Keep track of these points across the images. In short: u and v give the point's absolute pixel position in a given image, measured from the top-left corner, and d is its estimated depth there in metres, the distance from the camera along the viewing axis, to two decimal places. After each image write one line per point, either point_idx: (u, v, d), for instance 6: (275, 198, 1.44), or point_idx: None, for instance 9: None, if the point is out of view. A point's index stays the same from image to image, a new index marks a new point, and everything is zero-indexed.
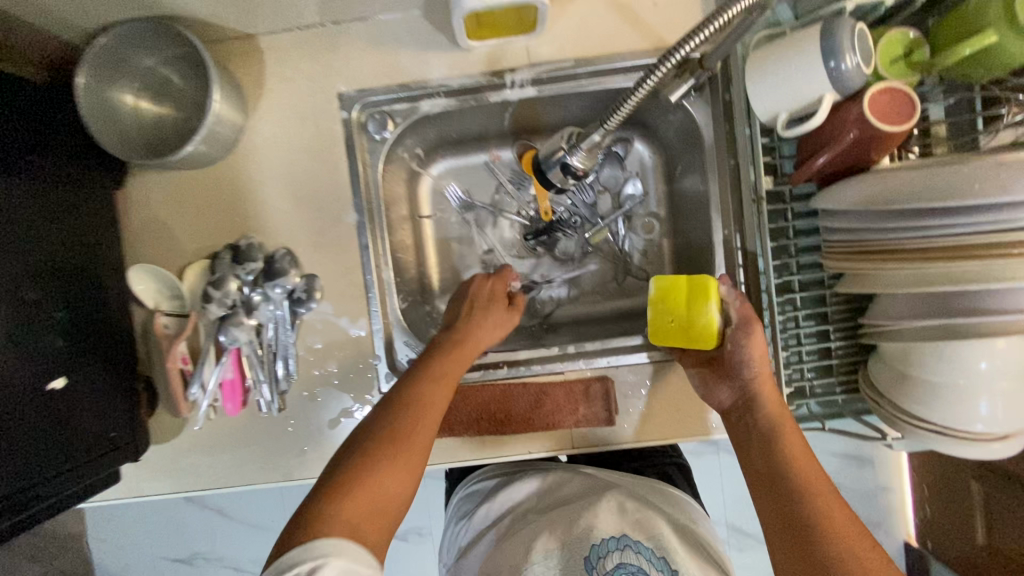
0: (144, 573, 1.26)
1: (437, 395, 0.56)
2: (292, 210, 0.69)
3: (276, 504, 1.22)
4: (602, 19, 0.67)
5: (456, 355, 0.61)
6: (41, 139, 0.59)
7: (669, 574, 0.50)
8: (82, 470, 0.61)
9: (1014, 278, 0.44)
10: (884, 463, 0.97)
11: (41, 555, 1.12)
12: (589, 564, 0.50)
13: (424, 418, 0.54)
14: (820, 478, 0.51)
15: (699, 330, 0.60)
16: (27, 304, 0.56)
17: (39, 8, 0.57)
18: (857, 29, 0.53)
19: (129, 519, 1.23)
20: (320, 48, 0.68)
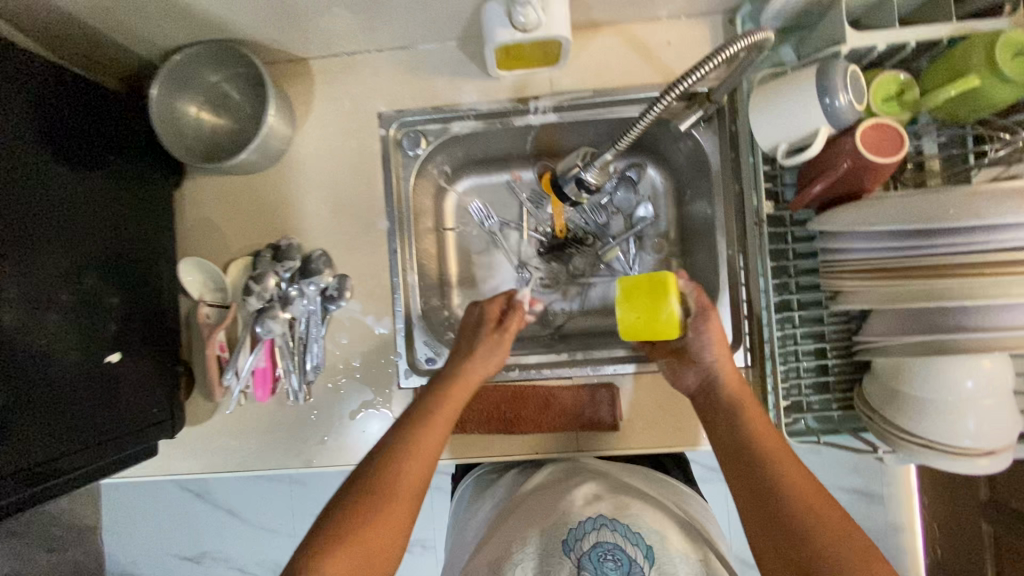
0: (153, 569, 1.29)
1: (427, 441, 0.58)
2: (329, 216, 0.76)
3: (286, 508, 1.25)
4: (620, 55, 0.73)
5: (447, 397, 0.62)
6: (117, 142, 0.67)
7: (646, 549, 0.52)
8: (128, 441, 0.66)
9: (986, 295, 0.49)
10: (895, 498, 0.98)
11: (57, 544, 1.19)
12: (566, 546, 0.52)
13: (413, 467, 0.55)
14: (779, 447, 0.54)
15: (664, 322, 0.60)
16: (90, 288, 0.62)
17: (130, 32, 0.66)
18: (850, 71, 0.58)
19: (144, 514, 1.27)
20: (365, 73, 0.76)
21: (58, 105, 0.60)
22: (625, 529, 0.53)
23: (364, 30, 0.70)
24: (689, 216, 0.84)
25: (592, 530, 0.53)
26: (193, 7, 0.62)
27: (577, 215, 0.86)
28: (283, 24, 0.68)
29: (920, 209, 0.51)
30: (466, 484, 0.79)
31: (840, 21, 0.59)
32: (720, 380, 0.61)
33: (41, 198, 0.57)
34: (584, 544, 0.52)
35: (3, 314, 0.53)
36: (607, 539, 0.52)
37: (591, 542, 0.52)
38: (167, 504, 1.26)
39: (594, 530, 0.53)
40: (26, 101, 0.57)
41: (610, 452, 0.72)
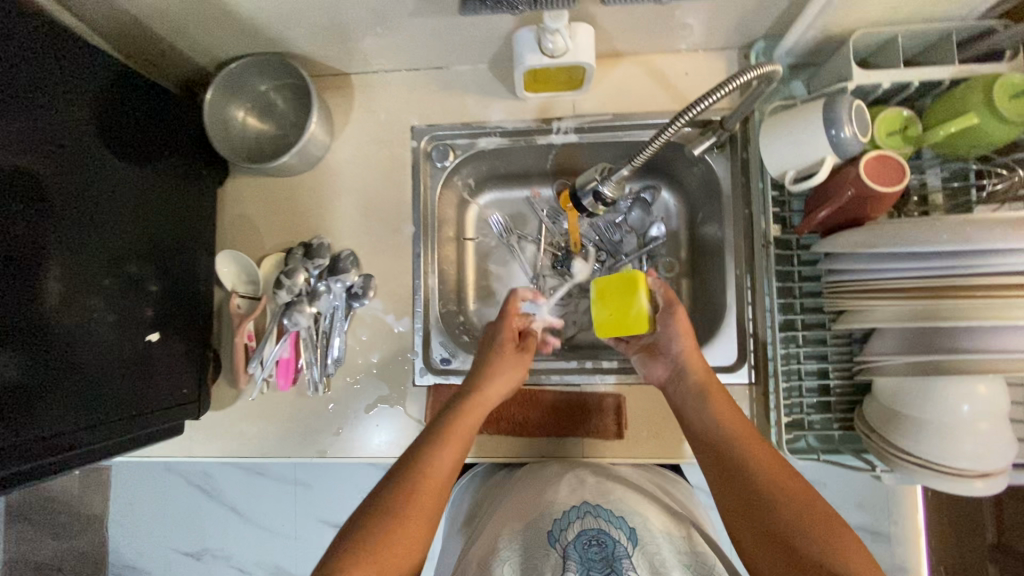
0: (155, 563, 1.30)
1: (447, 456, 0.61)
2: (359, 219, 0.81)
3: (289, 510, 1.25)
4: (640, 82, 0.78)
5: (466, 415, 0.65)
6: (171, 140, 0.73)
7: (628, 530, 0.58)
8: (158, 416, 0.70)
9: (982, 317, 0.53)
10: (900, 536, 0.93)
11: (65, 532, 1.29)
12: (552, 537, 0.58)
13: (433, 475, 0.59)
14: (757, 443, 0.58)
15: (634, 317, 0.67)
16: (135, 271, 0.67)
17: (193, 41, 0.73)
18: (856, 106, 0.62)
19: (149, 508, 1.28)
20: (401, 89, 0.82)
21: (122, 105, 0.66)
22: (606, 515, 0.59)
23: (404, 50, 0.76)
24: (700, 238, 0.87)
25: (575, 518, 0.59)
26: (253, 23, 0.69)
27: (592, 232, 0.90)
28: (331, 41, 0.74)
29: (922, 231, 0.53)
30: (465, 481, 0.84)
31: (847, 60, 0.64)
32: (684, 368, 0.67)
33: (98, 185, 0.63)
34: (567, 534, 0.57)
35: (53, 286, 0.57)
36: (590, 525, 0.58)
37: (575, 530, 0.58)
38: (173, 498, 1.27)
39: (578, 517, 0.59)
40: (93, 97, 0.62)
41: (614, 459, 0.75)
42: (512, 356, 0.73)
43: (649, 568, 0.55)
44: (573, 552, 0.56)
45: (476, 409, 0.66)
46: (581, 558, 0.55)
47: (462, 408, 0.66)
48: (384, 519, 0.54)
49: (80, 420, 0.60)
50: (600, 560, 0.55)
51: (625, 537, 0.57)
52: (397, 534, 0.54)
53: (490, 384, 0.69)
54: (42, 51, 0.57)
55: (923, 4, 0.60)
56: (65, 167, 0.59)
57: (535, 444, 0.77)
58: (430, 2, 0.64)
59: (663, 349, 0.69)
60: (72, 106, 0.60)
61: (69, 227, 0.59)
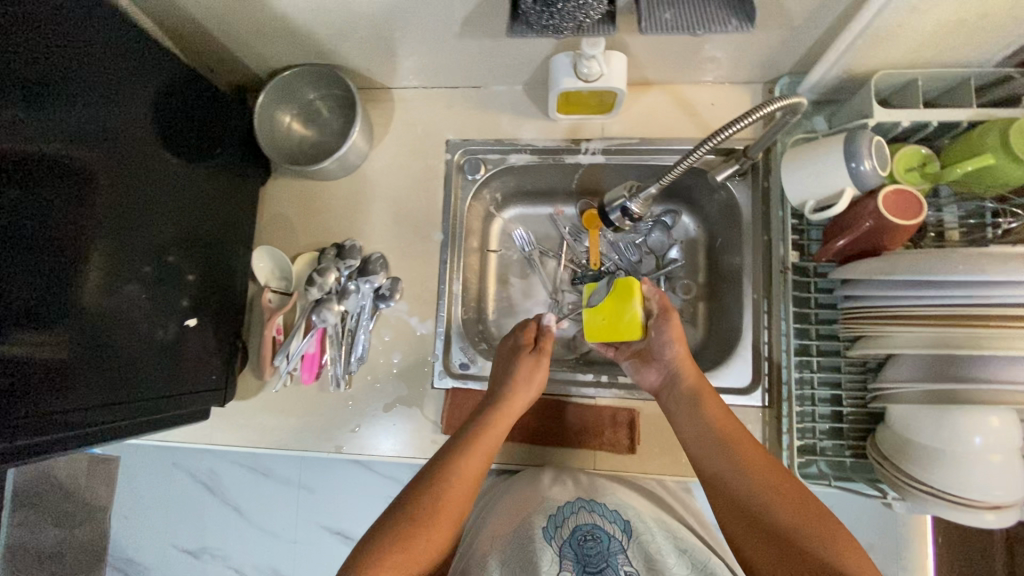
0: (152, 559, 1.30)
1: (470, 462, 0.63)
2: (391, 224, 0.85)
3: (289, 515, 1.24)
4: (667, 110, 0.82)
5: (487, 422, 0.67)
6: (216, 136, 0.76)
7: (620, 522, 0.66)
8: (188, 400, 0.72)
9: (1000, 347, 0.54)
10: None
11: (64, 521, 1.31)
12: (548, 533, 0.65)
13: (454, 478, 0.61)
14: (756, 456, 0.60)
15: (625, 323, 0.71)
16: (173, 260, 0.70)
17: (252, 50, 0.78)
18: (876, 141, 0.64)
19: (150, 504, 1.28)
20: (439, 104, 0.87)
21: (180, 100, 0.69)
22: (600, 509, 0.68)
23: (445, 68, 0.81)
24: (719, 263, 0.89)
25: (570, 514, 0.67)
26: (310, 35, 0.74)
27: (612, 251, 0.93)
28: (379, 56, 0.79)
29: (933, 262, 0.56)
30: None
31: (868, 99, 0.67)
32: (677, 373, 0.68)
33: (148, 174, 0.65)
34: (563, 529, 0.65)
35: (97, 266, 0.59)
36: (584, 520, 0.66)
37: (571, 525, 0.66)
38: (176, 494, 1.26)
39: (573, 513, 0.67)
40: (152, 91, 0.65)
41: (624, 473, 0.76)
42: (530, 362, 0.73)
43: (640, 556, 0.64)
44: (569, 544, 0.64)
45: (501, 422, 0.68)
46: (576, 549, 0.63)
47: (485, 417, 0.68)
48: (410, 522, 0.57)
49: (112, 401, 0.61)
50: (595, 550, 0.64)
51: (618, 529, 0.66)
52: (424, 537, 0.56)
53: (513, 393, 0.71)
54: (114, 45, 0.60)
55: (942, 50, 0.64)
56: (121, 154, 0.62)
57: (547, 453, 0.79)
58: (476, 24, 0.69)
59: (656, 354, 0.71)
60: (134, 98, 0.63)
61: (118, 212, 0.61)
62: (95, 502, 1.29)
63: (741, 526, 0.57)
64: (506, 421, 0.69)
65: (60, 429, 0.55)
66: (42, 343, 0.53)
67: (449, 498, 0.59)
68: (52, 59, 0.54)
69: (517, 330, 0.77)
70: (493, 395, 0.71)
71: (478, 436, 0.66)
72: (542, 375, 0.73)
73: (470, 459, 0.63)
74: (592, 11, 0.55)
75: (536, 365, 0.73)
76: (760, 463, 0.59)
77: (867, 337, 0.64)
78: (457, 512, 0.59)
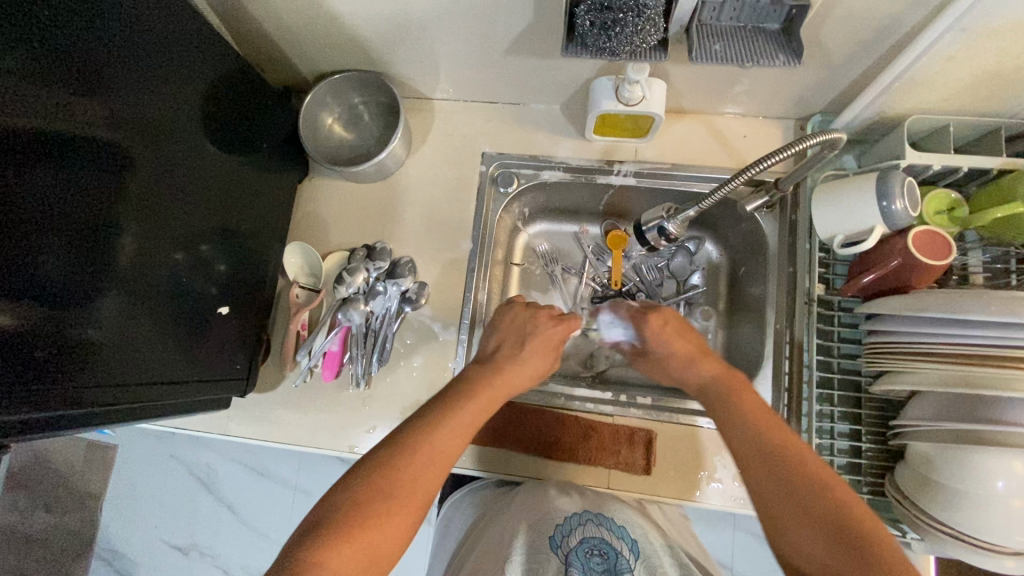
0: (139, 552, 1.27)
1: (459, 431, 0.56)
2: (422, 229, 0.87)
3: (283, 517, 1.22)
4: (699, 138, 0.84)
5: (481, 391, 0.60)
6: (254, 131, 0.76)
7: (628, 539, 0.66)
8: (210, 387, 0.72)
9: (1018, 389, 0.56)
10: None
11: (53, 506, 1.28)
12: (554, 542, 0.65)
13: (436, 448, 0.53)
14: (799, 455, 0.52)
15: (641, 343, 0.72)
16: (201, 247, 0.69)
17: (305, 53, 0.81)
18: (909, 182, 0.65)
19: (144, 495, 1.26)
20: (477, 117, 0.89)
21: (227, 95, 0.71)
22: (608, 525, 0.67)
23: (489, 83, 0.84)
24: (741, 292, 0.90)
25: (577, 525, 0.66)
26: (363, 42, 0.77)
27: (634, 273, 0.94)
28: (426, 67, 0.82)
29: (962, 304, 0.58)
30: (467, 489, 0.88)
31: (901, 140, 0.69)
32: (686, 368, 0.66)
33: (188, 158, 0.65)
34: (570, 540, 0.65)
35: (128, 244, 0.58)
36: (591, 533, 0.65)
37: (578, 536, 0.65)
38: (172, 486, 1.25)
39: (580, 524, 0.66)
40: (205, 84, 0.66)
41: (638, 493, 0.75)
42: (536, 352, 0.67)
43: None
44: (574, 555, 0.64)
45: (489, 399, 0.60)
46: (582, 561, 0.63)
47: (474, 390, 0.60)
48: (377, 494, 0.50)
49: (133, 386, 0.60)
50: (601, 566, 0.62)
51: (626, 547, 0.65)
52: (399, 511, 0.50)
53: (516, 367, 0.64)
54: (165, 30, 0.60)
55: (976, 99, 0.66)
56: (161, 139, 0.61)
57: (561, 469, 0.78)
58: (526, 43, 0.72)
59: (662, 360, 0.68)
60: (180, 85, 0.63)
61: (153, 196, 0.61)
62: (88, 489, 1.27)
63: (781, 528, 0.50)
64: (498, 398, 0.61)
65: (80, 412, 0.53)
66: (70, 323, 0.52)
67: (417, 472, 0.52)
68: (104, 43, 0.53)
69: (527, 311, 0.70)
70: (488, 368, 0.64)
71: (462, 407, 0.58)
72: (542, 371, 0.67)
73: (457, 429, 0.56)
74: (649, 36, 0.57)
75: (549, 346, 0.68)
76: (801, 458, 0.52)
77: (892, 373, 0.64)
78: (424, 493, 0.52)
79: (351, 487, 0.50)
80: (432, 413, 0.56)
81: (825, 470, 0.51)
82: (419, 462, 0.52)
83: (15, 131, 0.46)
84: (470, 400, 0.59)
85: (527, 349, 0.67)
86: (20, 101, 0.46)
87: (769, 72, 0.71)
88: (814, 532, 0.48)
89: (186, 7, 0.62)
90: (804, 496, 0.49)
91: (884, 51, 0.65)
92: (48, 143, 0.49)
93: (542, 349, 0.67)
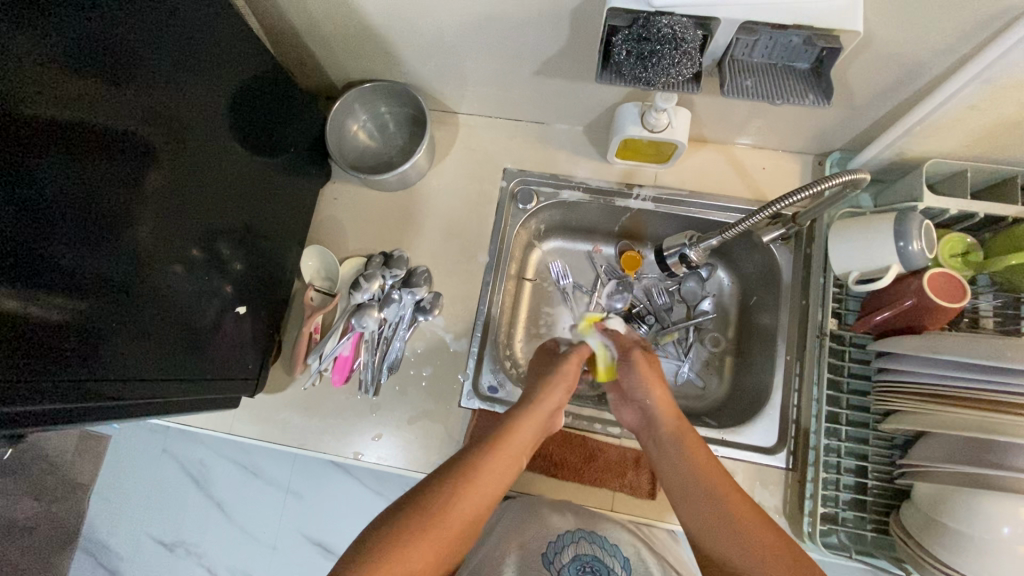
0: (122, 546, 1.25)
1: (502, 463, 0.59)
2: (440, 241, 0.88)
3: (272, 521, 1.19)
4: (719, 167, 0.86)
5: (523, 416, 0.65)
6: (280, 135, 0.78)
7: (619, 556, 0.66)
8: (221, 386, 0.72)
9: (1016, 434, 0.56)
10: None
11: (42, 495, 1.27)
12: (546, 558, 0.65)
13: (486, 480, 0.57)
14: (715, 471, 0.59)
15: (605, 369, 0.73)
16: (223, 253, 0.70)
17: (338, 62, 0.83)
18: (926, 225, 0.67)
19: (132, 489, 1.24)
20: (502, 134, 0.91)
21: (254, 97, 0.71)
22: (600, 542, 0.67)
23: (515, 102, 0.85)
24: (751, 321, 0.91)
25: (569, 542, 0.66)
26: (396, 55, 0.79)
27: (643, 296, 0.94)
28: (454, 83, 0.84)
29: (982, 349, 0.58)
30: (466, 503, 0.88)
31: (918, 183, 0.70)
32: (656, 418, 0.66)
33: (211, 157, 0.65)
34: (562, 557, 0.65)
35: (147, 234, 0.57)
36: (584, 550, 0.65)
37: (570, 553, 0.65)
38: (161, 481, 1.22)
39: (573, 541, 0.66)
40: (234, 86, 0.67)
41: (641, 518, 0.75)
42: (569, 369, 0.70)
43: None
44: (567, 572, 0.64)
45: (530, 425, 0.64)
46: None
47: (511, 417, 0.65)
48: (419, 518, 0.52)
49: (143, 381, 0.59)
50: None
51: (618, 565, 0.65)
52: (438, 534, 0.52)
53: (547, 394, 0.67)
54: (199, 27, 0.59)
55: (992, 148, 0.67)
56: (186, 137, 0.61)
57: (566, 489, 0.77)
58: (557, 65, 0.73)
59: (634, 395, 0.69)
60: (210, 90, 0.63)
61: (175, 192, 0.60)
62: (77, 480, 1.26)
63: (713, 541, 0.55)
64: (541, 417, 0.66)
65: (92, 403, 0.53)
66: (89, 315, 0.51)
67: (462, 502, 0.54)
68: (134, 38, 0.53)
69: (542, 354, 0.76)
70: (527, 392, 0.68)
71: (501, 435, 0.61)
72: (572, 383, 0.70)
73: (501, 462, 0.59)
74: (685, 69, 0.57)
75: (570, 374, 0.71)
76: (717, 479, 0.58)
77: (909, 415, 0.64)
78: (464, 521, 0.54)
79: (398, 514, 0.52)
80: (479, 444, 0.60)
81: (734, 490, 0.57)
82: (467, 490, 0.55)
83: (38, 121, 0.45)
84: (515, 428, 0.63)
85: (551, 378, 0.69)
86: (53, 92, 0.46)
87: (793, 109, 0.73)
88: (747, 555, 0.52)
89: (224, 7, 0.62)
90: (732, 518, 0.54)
91: (906, 95, 0.67)
92: (74, 134, 0.48)
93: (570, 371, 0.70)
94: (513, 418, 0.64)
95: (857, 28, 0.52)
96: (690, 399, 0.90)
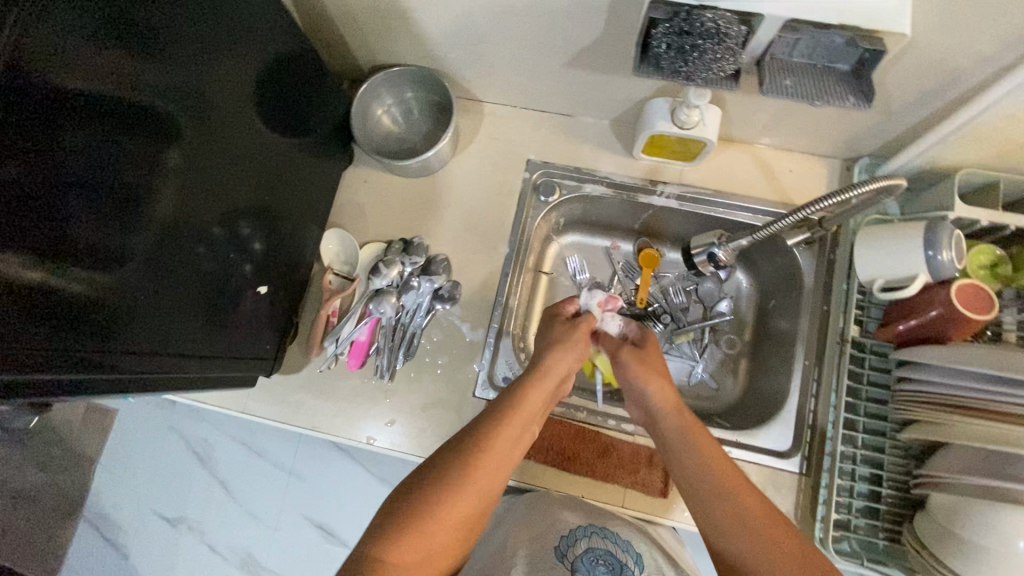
0: (125, 519, 1.26)
1: (515, 427, 0.59)
2: (460, 229, 0.87)
3: (275, 501, 1.20)
4: (745, 168, 0.85)
5: (530, 386, 0.63)
6: (303, 117, 0.77)
7: (632, 552, 0.66)
8: (240, 363, 0.73)
9: None
10: None
11: (48, 465, 1.28)
12: (559, 551, 0.65)
13: (502, 444, 0.58)
14: (729, 469, 0.58)
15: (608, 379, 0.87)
16: (244, 229, 0.69)
17: (367, 44, 0.82)
18: (957, 236, 0.66)
19: (138, 463, 1.25)
20: (526, 125, 0.90)
21: (277, 75, 0.70)
22: (613, 537, 0.67)
23: (543, 93, 0.85)
24: (768, 325, 0.90)
25: (583, 536, 0.66)
26: (426, 39, 0.78)
27: (660, 295, 0.94)
28: (482, 71, 0.83)
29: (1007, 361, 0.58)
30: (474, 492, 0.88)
31: (950, 193, 0.69)
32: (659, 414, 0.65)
33: (234, 134, 0.64)
34: (576, 548, 0.65)
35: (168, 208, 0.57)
36: (597, 544, 0.65)
37: (584, 545, 0.65)
38: (168, 457, 1.23)
39: (586, 535, 0.66)
40: (258, 63, 0.66)
41: (651, 515, 0.75)
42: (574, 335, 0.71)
43: None
44: (581, 564, 0.64)
45: (542, 385, 0.64)
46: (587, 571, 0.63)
47: (523, 378, 0.64)
48: (441, 488, 0.53)
49: (165, 358, 0.59)
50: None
51: (630, 559, 0.65)
52: (459, 500, 0.53)
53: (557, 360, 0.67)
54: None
55: None
56: (210, 113, 0.60)
57: (577, 483, 0.77)
58: (589, 56, 0.72)
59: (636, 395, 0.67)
60: (234, 65, 0.62)
61: (199, 168, 0.60)
62: (83, 451, 1.27)
63: (726, 539, 0.55)
64: (553, 381, 0.66)
65: (115, 377, 0.53)
66: (106, 292, 0.51)
67: (480, 467, 0.55)
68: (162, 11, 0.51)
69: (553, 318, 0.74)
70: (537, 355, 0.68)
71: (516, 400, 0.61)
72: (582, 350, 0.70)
73: (515, 425, 0.59)
74: (727, 64, 0.58)
75: (576, 340, 0.70)
76: (728, 474, 0.57)
77: (933, 425, 0.63)
78: (485, 488, 0.55)
79: (421, 485, 0.54)
80: (495, 410, 0.60)
81: (751, 489, 0.57)
82: (484, 457, 0.56)
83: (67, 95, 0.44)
84: (517, 398, 0.61)
85: (554, 347, 0.68)
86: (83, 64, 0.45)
87: (825, 111, 0.72)
88: (761, 556, 0.53)
89: None
90: (748, 518, 0.55)
91: (943, 103, 0.66)
92: (98, 109, 0.47)
93: (577, 342, 0.70)
94: (527, 381, 0.64)
95: (904, 31, 0.51)
96: (702, 399, 0.90)
